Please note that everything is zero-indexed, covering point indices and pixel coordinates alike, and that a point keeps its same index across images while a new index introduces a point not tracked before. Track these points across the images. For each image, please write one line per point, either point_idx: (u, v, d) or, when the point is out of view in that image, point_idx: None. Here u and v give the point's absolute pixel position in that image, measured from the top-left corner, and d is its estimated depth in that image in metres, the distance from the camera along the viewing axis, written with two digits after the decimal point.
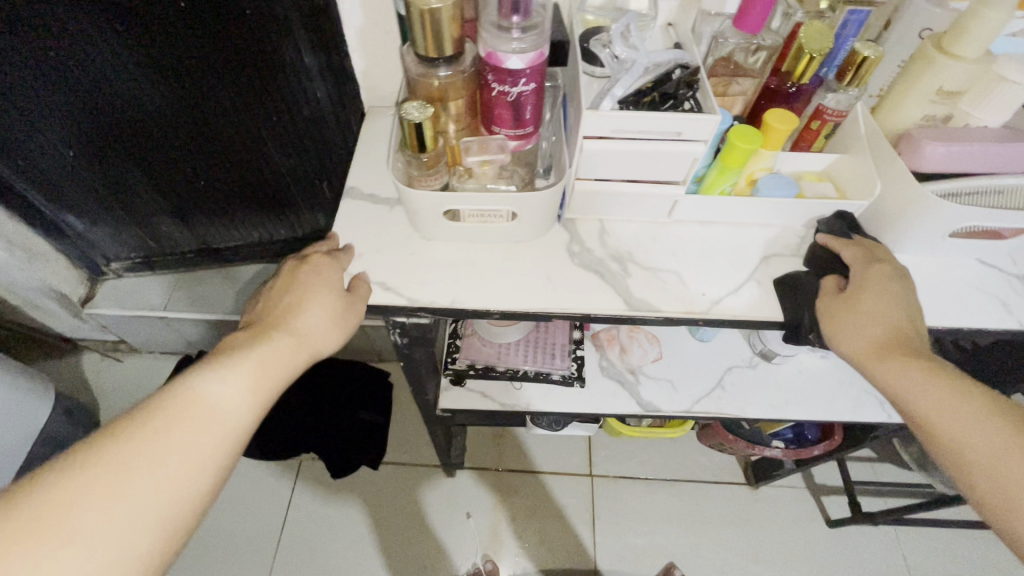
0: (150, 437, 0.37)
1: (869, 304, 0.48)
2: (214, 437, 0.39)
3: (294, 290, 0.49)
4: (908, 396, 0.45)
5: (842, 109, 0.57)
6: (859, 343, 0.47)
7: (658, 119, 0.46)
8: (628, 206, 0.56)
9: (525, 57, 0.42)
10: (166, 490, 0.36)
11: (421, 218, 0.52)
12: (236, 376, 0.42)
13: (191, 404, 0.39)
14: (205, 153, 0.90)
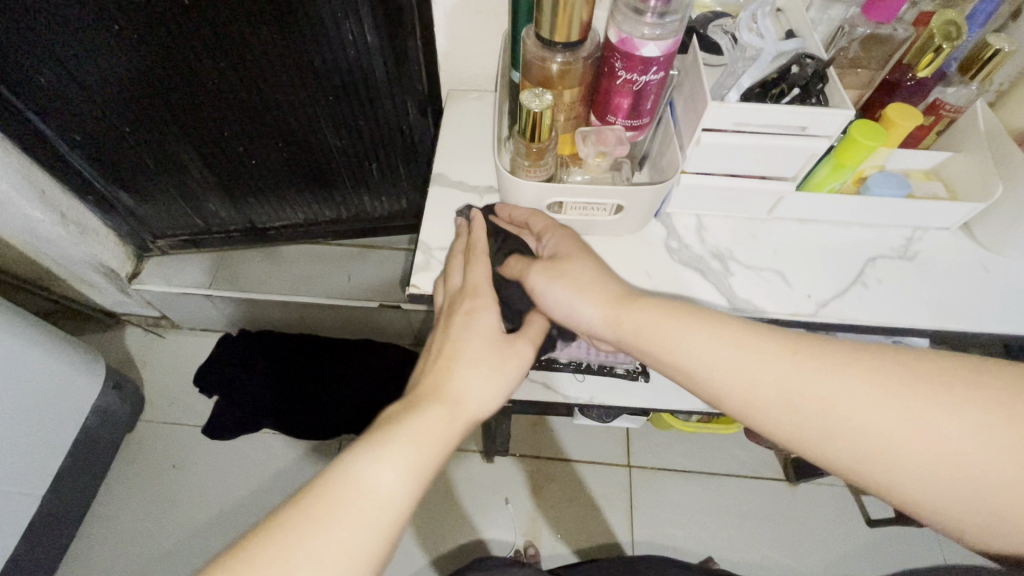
0: (312, 533, 0.35)
1: (579, 268, 0.46)
2: (375, 525, 0.37)
3: (449, 338, 0.46)
4: (681, 347, 0.42)
5: (961, 106, 0.54)
6: (600, 311, 0.45)
7: (787, 113, 0.44)
8: (730, 202, 0.54)
9: (663, 44, 0.39)
10: (337, 569, 0.35)
11: (521, 209, 0.51)
12: (399, 453, 0.39)
13: (353, 492, 0.37)
14: (260, 135, 0.89)
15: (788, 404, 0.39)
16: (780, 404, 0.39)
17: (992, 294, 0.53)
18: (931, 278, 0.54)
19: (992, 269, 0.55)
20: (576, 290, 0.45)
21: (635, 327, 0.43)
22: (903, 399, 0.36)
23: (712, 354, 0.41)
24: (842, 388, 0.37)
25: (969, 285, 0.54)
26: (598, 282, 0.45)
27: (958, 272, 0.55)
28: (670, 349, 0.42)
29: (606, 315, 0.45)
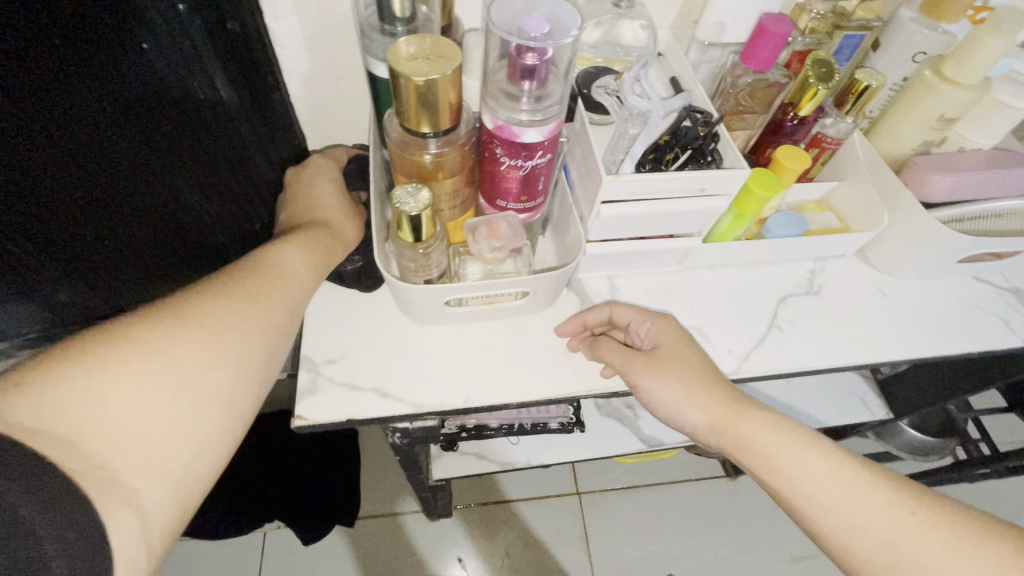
0: (236, 288, 0.38)
1: (681, 360, 0.45)
2: (294, 302, 0.41)
3: (298, 194, 0.48)
4: (746, 440, 0.43)
5: (840, 138, 0.55)
6: (705, 416, 0.44)
7: (686, 180, 0.41)
8: (640, 261, 0.51)
9: (544, 130, 0.35)
10: (246, 337, 0.36)
11: (416, 308, 0.44)
12: (299, 245, 0.43)
13: (260, 270, 0.40)
14: (108, 272, 0.58)
15: (854, 517, 0.39)
16: (840, 516, 0.39)
17: (894, 318, 0.55)
18: (839, 310, 0.55)
19: (888, 291, 0.56)
20: (682, 395, 0.44)
21: (739, 436, 0.43)
22: (919, 530, 0.37)
23: (788, 457, 0.41)
24: (890, 508, 0.38)
25: (872, 312, 0.55)
26: (693, 380, 0.44)
27: (861, 300, 0.55)
28: (750, 448, 0.43)
29: (709, 422, 0.44)
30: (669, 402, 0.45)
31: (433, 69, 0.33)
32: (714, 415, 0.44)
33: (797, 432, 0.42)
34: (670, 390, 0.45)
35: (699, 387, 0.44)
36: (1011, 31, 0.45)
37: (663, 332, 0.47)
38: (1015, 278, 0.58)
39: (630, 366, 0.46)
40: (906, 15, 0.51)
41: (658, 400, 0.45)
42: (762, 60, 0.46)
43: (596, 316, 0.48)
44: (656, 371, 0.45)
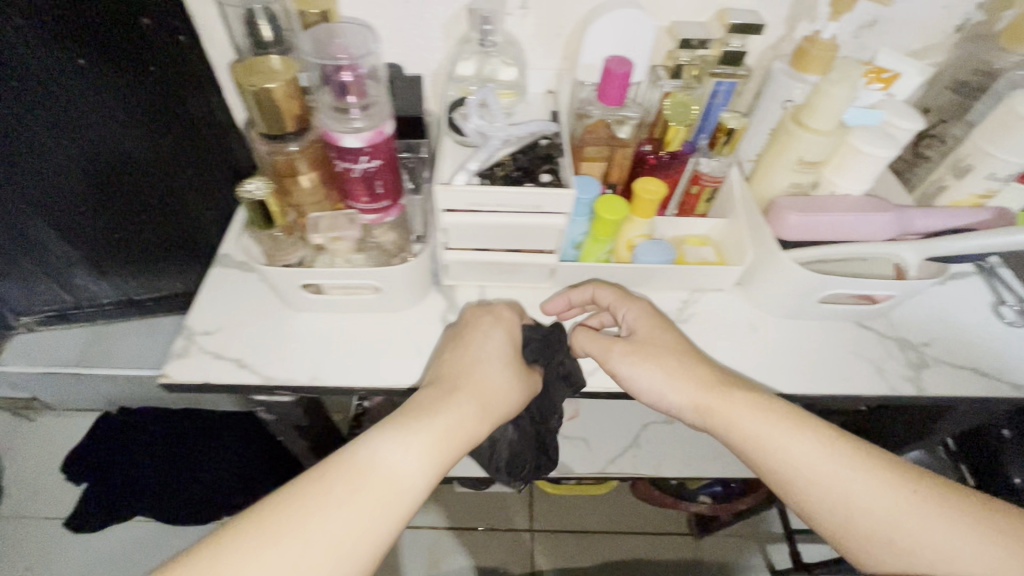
0: (291, 514, 0.35)
1: (666, 338, 0.50)
2: (393, 513, 0.37)
3: (463, 348, 0.48)
4: (732, 422, 0.45)
5: (716, 175, 0.58)
6: (691, 389, 0.47)
7: (515, 195, 0.46)
8: (506, 273, 0.56)
9: (360, 136, 0.41)
10: (313, 562, 0.34)
11: (280, 290, 0.50)
12: (416, 438, 0.40)
13: (370, 478, 0.38)
14: (72, 205, 0.67)
15: (823, 471, 0.42)
16: (810, 469, 0.43)
17: (760, 353, 0.55)
18: (702, 340, 0.56)
19: (761, 328, 0.57)
20: (666, 375, 0.48)
21: (718, 408, 0.46)
22: (887, 482, 0.41)
23: (759, 426, 0.45)
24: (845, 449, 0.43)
25: (738, 345, 0.56)
26: (688, 355, 0.49)
27: (728, 333, 0.56)
28: (727, 421, 0.45)
29: (693, 403, 0.47)
30: (652, 384, 0.48)
31: (271, 80, 0.40)
32: (711, 386, 0.47)
33: (786, 408, 0.45)
34: (671, 368, 0.48)
35: (699, 362, 0.48)
36: (851, 79, 0.47)
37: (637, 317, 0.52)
38: (900, 326, 0.57)
39: (626, 352, 0.50)
40: (777, 66, 0.55)
41: (655, 384, 0.48)
42: (617, 99, 0.50)
43: (580, 295, 0.55)
44: (660, 348, 0.49)
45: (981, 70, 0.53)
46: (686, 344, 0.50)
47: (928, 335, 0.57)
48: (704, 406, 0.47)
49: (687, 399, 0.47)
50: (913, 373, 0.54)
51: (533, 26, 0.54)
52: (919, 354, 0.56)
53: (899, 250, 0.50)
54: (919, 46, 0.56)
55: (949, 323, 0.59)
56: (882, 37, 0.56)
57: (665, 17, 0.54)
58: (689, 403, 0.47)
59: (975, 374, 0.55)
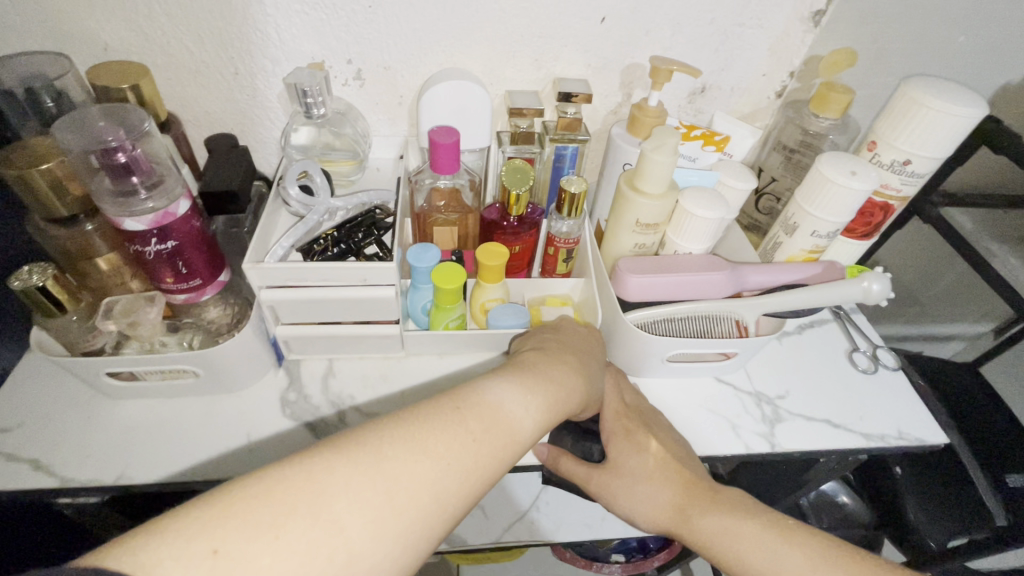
0: (441, 428, 0.32)
1: (635, 461, 0.48)
2: (501, 464, 0.33)
3: (568, 339, 0.47)
4: (718, 545, 0.42)
5: (572, 236, 0.58)
6: (668, 505, 0.46)
7: (331, 270, 0.44)
8: (352, 345, 0.53)
9: (144, 219, 0.38)
10: (409, 505, 0.29)
11: (82, 377, 0.45)
12: (545, 396, 0.38)
13: (499, 415, 0.34)
14: None
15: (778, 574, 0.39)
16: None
17: None
18: None
19: None
20: (642, 498, 0.47)
21: (687, 524, 0.45)
22: None
23: (723, 540, 0.42)
24: (789, 547, 0.40)
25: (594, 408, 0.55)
26: (670, 465, 0.47)
27: None
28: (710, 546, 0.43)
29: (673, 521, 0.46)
30: (643, 506, 0.47)
31: (40, 164, 0.37)
32: (677, 506, 0.46)
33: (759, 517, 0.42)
34: (640, 495, 0.47)
35: (669, 473, 0.47)
36: (669, 147, 0.49)
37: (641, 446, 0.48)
38: (757, 381, 0.58)
39: (607, 483, 0.49)
40: (615, 131, 0.56)
41: (641, 509, 0.48)
42: (450, 168, 0.50)
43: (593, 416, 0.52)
44: (632, 475, 0.48)
45: (799, 132, 0.56)
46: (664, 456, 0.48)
47: (784, 388, 0.58)
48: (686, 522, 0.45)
49: (663, 515, 0.46)
50: (767, 430, 0.54)
51: (374, 96, 0.55)
52: (775, 409, 0.55)
53: (736, 309, 0.51)
54: (748, 109, 0.60)
55: (803, 375, 0.59)
56: (714, 102, 0.59)
57: (502, 88, 0.56)
58: (660, 522, 0.47)
59: (829, 426, 0.54)
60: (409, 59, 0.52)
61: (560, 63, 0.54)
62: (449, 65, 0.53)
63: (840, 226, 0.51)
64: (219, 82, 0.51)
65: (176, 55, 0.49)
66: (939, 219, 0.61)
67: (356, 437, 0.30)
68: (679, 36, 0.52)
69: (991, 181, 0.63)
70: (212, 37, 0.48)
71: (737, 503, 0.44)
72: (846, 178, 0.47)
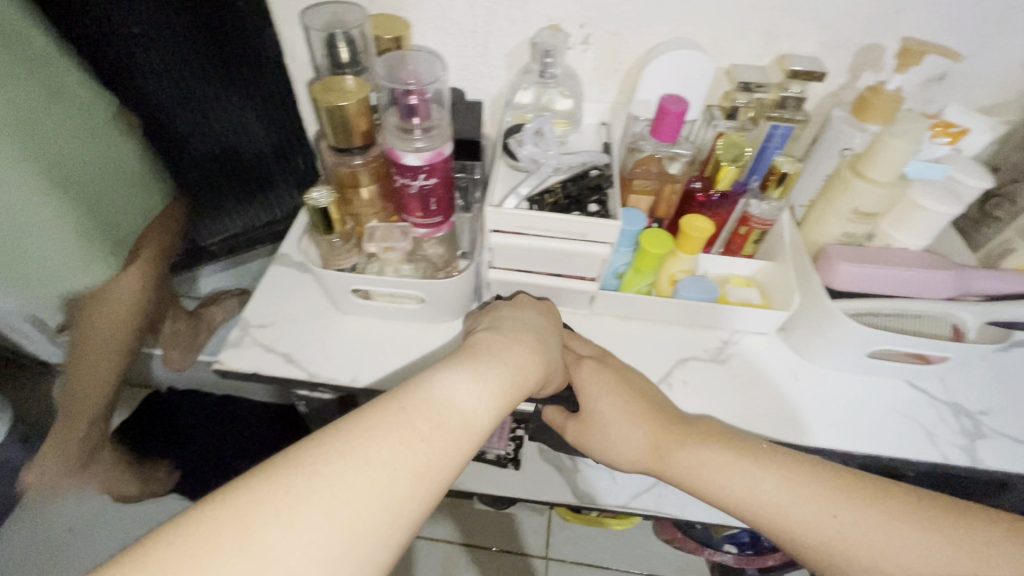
0: (376, 421, 0.31)
1: (603, 402, 0.48)
2: (458, 453, 0.32)
3: (525, 316, 0.46)
4: (716, 487, 0.42)
5: (769, 218, 0.57)
6: (647, 443, 0.46)
7: (562, 222, 0.47)
8: (547, 295, 0.57)
9: (422, 155, 0.43)
10: (379, 502, 0.28)
11: (330, 291, 0.53)
12: (489, 388, 0.36)
13: (436, 404, 0.33)
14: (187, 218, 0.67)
15: (793, 510, 0.39)
16: (783, 514, 0.39)
17: (798, 402, 0.54)
18: (740, 381, 0.55)
19: (802, 377, 0.55)
20: (615, 424, 0.48)
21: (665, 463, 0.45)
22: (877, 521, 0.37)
23: (719, 481, 0.42)
24: (803, 496, 0.39)
25: (775, 390, 0.55)
26: (640, 404, 0.47)
27: (767, 377, 0.55)
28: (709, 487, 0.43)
29: (652, 452, 0.46)
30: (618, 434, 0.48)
31: (345, 99, 0.43)
32: (654, 446, 0.46)
33: (774, 461, 0.42)
34: (615, 434, 0.48)
35: (637, 409, 0.47)
36: (913, 133, 0.47)
37: (606, 382, 0.49)
38: (955, 391, 0.55)
39: (583, 429, 0.51)
40: (836, 114, 0.54)
41: (617, 450, 0.48)
42: (670, 136, 0.51)
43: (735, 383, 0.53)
44: (603, 417, 0.49)
45: None
46: (633, 386, 0.49)
47: (986, 404, 0.54)
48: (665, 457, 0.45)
49: (641, 453, 0.47)
50: (967, 443, 0.51)
51: (594, 61, 0.57)
52: (976, 423, 0.52)
53: (959, 311, 0.48)
54: (989, 102, 0.55)
55: (1010, 395, 0.55)
56: (951, 91, 0.55)
57: (723, 61, 0.55)
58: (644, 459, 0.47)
59: None
60: (640, 26, 0.53)
61: (793, 39, 0.52)
62: (676, 35, 0.54)
63: None
64: (460, 39, 0.56)
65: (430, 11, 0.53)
66: None
67: (300, 447, 0.29)
68: (937, 17, 0.49)
69: None
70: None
71: (748, 446, 0.43)
72: None
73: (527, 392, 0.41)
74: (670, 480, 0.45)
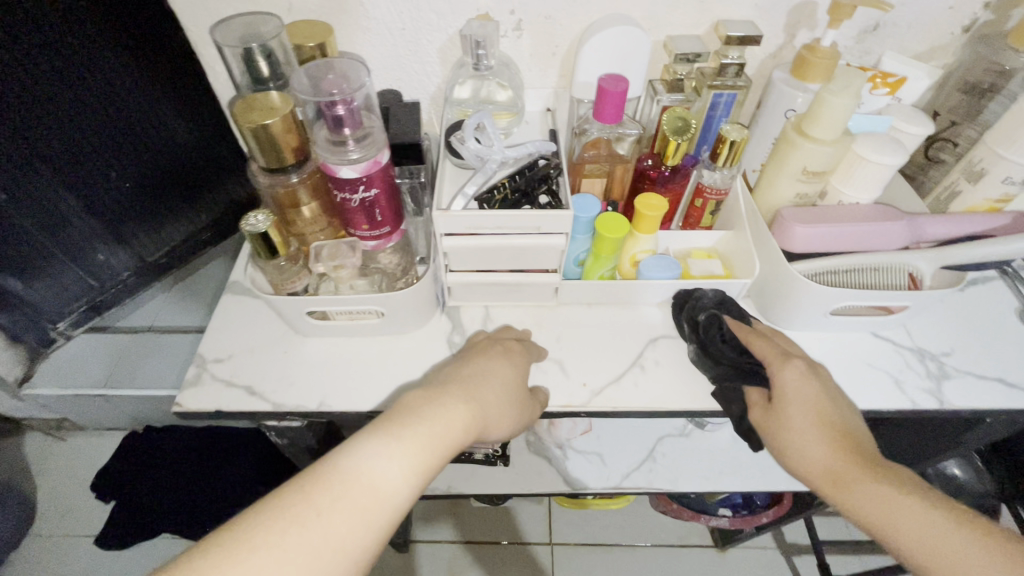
0: (288, 510, 0.33)
1: (795, 408, 0.44)
2: (369, 529, 0.34)
3: (473, 367, 0.46)
4: (886, 524, 0.37)
5: (723, 187, 0.57)
6: (820, 461, 0.42)
7: (514, 217, 0.46)
8: (510, 292, 0.56)
9: (357, 167, 0.41)
10: None
11: (285, 316, 0.51)
12: (401, 450, 0.37)
13: (350, 485, 0.35)
14: (140, 207, 0.67)
15: (944, 551, 0.35)
16: (934, 550, 0.35)
17: None
18: None
19: None
20: (800, 438, 0.43)
21: (839, 483, 0.40)
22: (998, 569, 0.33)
23: (882, 503, 0.38)
24: (932, 519, 0.36)
25: None
26: (826, 425, 0.42)
27: None
28: (875, 522, 0.38)
29: (825, 473, 0.41)
30: (799, 444, 0.43)
31: (268, 117, 0.41)
32: (824, 465, 0.41)
33: (917, 491, 0.38)
34: (792, 442, 0.43)
35: (833, 433, 0.42)
36: (851, 88, 0.47)
37: (809, 391, 0.44)
38: (918, 337, 0.56)
39: (767, 426, 0.46)
40: (776, 76, 0.54)
41: (792, 459, 0.43)
42: (613, 117, 0.50)
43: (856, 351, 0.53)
44: (792, 422, 0.44)
45: (989, 70, 0.51)
46: (830, 405, 0.44)
47: (949, 345, 0.55)
48: (835, 484, 0.40)
49: (813, 471, 0.42)
50: (934, 386, 0.52)
51: (529, 47, 0.55)
52: (941, 366, 0.54)
53: (913, 260, 0.49)
54: (924, 47, 0.55)
55: (970, 334, 0.56)
56: (886, 41, 0.55)
57: (661, 34, 0.54)
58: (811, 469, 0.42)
59: (1003, 385, 0.52)
60: (571, 7, 0.52)
61: (725, 5, 0.52)
62: (609, 11, 0.52)
63: None
64: (389, 39, 0.53)
65: (352, 13, 0.51)
66: None
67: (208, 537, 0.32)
68: None
69: None
70: None
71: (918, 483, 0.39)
72: None
73: (464, 446, 0.41)
74: (832, 504, 0.41)
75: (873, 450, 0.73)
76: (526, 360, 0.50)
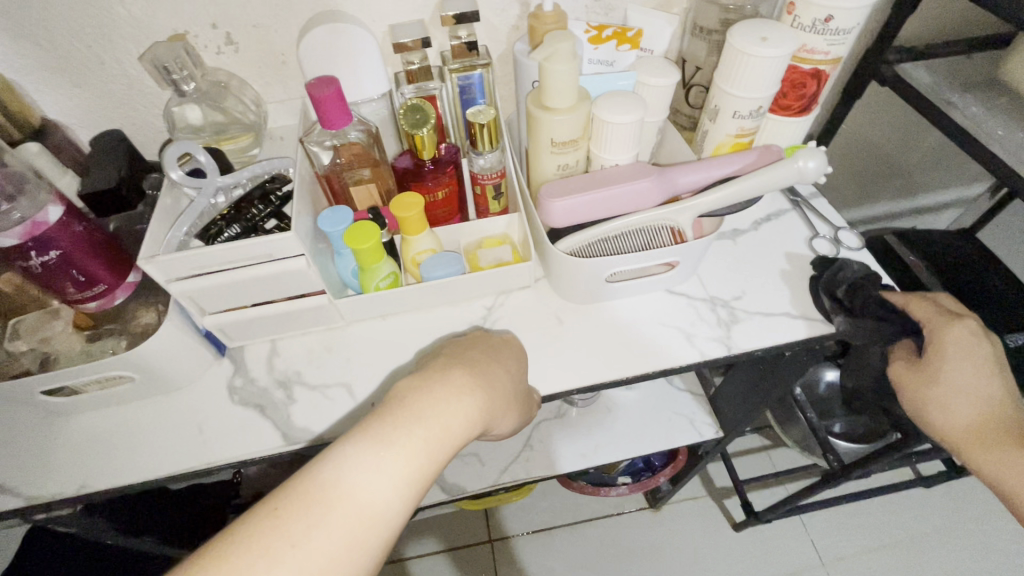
0: (269, 529, 0.29)
1: (953, 360, 0.49)
2: (356, 547, 0.30)
3: (484, 357, 0.44)
4: (997, 469, 0.47)
5: (495, 170, 0.55)
6: (965, 422, 0.49)
7: (234, 250, 0.42)
8: (289, 322, 0.52)
9: (12, 232, 0.37)
10: None
11: (22, 400, 0.46)
12: (400, 454, 0.33)
13: (334, 502, 0.31)
14: None
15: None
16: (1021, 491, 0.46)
17: (566, 348, 0.53)
18: None
19: (567, 320, 0.55)
20: (965, 394, 0.49)
21: (981, 442, 0.48)
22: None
23: (1015, 467, 0.46)
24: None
25: (543, 343, 0.53)
26: (987, 383, 0.49)
27: (533, 332, 0.54)
28: (988, 466, 0.48)
29: (970, 428, 0.49)
30: (960, 385, 0.49)
31: None
32: (975, 429, 0.49)
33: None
34: (945, 404, 0.49)
35: (994, 404, 0.49)
36: (565, 52, 0.45)
37: (970, 357, 0.49)
38: (711, 285, 0.56)
39: (915, 385, 0.50)
40: (517, 48, 0.52)
41: (942, 417, 0.50)
42: (343, 119, 0.47)
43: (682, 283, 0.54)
44: (952, 379, 0.49)
45: (717, 10, 0.51)
46: (997, 363, 0.49)
47: (739, 288, 0.55)
48: (963, 446, 0.49)
49: (958, 432, 0.49)
50: (723, 334, 0.52)
51: (253, 60, 0.51)
52: (731, 311, 0.54)
53: (671, 214, 0.48)
54: None
55: (760, 272, 0.57)
56: None
57: (385, 24, 0.51)
58: (942, 434, 0.50)
59: (789, 318, 0.53)
60: (276, 11, 0.48)
61: None
62: (321, 8, 0.49)
63: (765, 102, 0.48)
64: (88, 76, 0.48)
65: (28, 56, 0.46)
66: (893, 76, 0.59)
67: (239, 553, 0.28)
68: None
69: (922, 33, 0.64)
70: (57, 28, 0.45)
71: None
72: (757, 47, 0.43)
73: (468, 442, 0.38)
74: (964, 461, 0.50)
75: (731, 395, 0.73)
76: (520, 353, 0.48)
